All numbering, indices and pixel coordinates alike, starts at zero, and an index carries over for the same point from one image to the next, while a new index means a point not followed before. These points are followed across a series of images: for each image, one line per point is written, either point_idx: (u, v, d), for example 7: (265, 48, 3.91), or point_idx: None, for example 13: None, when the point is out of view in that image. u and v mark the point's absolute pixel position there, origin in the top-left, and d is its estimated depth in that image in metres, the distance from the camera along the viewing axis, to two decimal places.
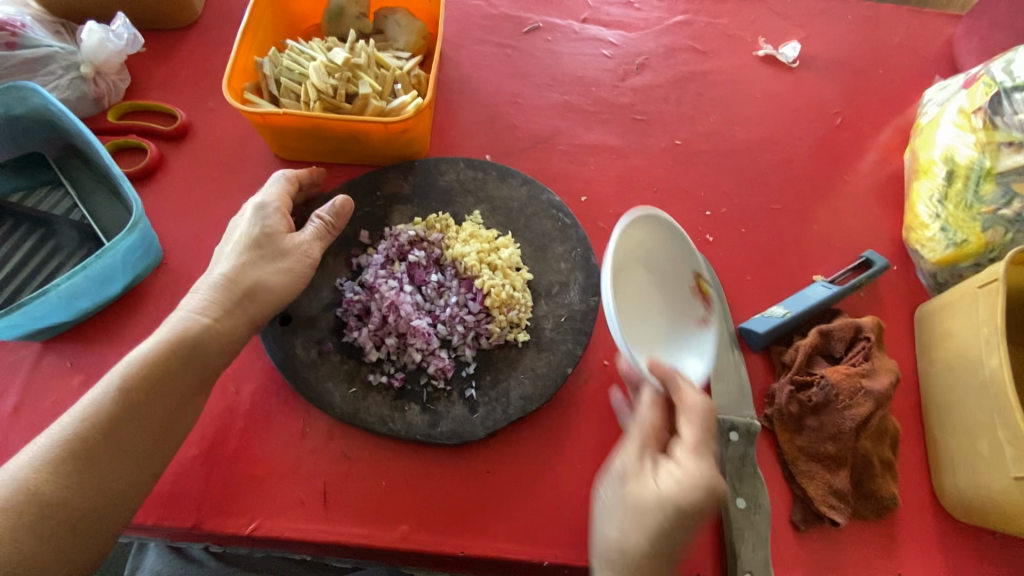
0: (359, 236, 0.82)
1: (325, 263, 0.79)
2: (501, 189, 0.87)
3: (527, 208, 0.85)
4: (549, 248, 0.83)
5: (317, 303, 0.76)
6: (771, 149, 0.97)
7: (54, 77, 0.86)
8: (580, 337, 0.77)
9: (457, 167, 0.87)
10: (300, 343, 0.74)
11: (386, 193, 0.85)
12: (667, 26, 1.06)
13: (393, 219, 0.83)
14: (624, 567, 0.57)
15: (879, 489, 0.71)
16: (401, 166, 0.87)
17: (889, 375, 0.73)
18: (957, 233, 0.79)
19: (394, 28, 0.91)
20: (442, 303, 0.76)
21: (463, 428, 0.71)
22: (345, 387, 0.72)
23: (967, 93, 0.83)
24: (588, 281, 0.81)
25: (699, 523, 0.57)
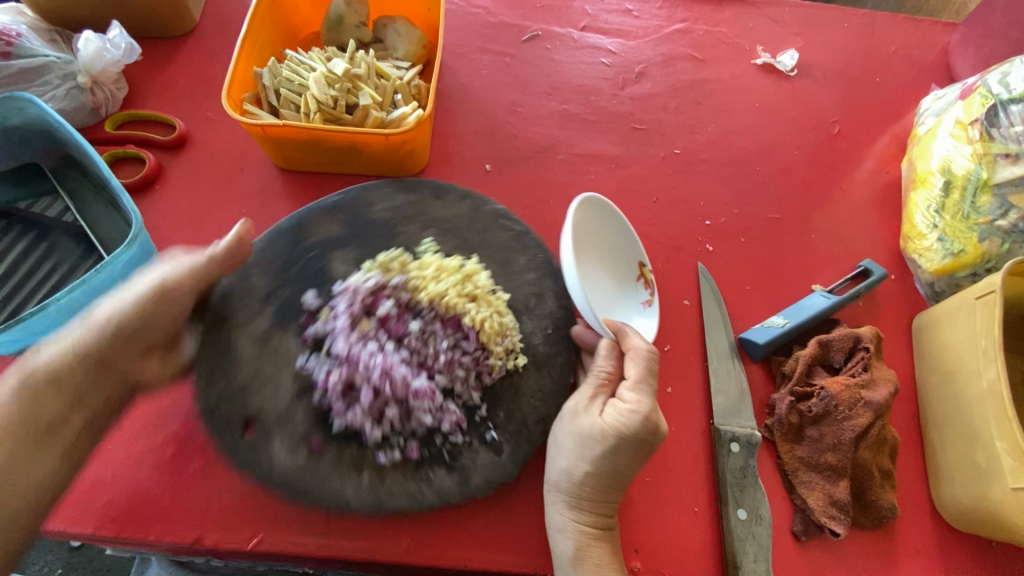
0: (298, 300, 0.70)
1: (270, 346, 0.67)
2: (441, 207, 0.79)
3: (478, 220, 0.79)
4: (512, 260, 0.77)
5: (283, 398, 0.65)
6: (769, 158, 0.98)
7: (50, 87, 0.85)
8: (570, 343, 0.74)
9: (386, 193, 0.78)
10: (281, 448, 0.63)
11: (314, 241, 0.74)
12: (666, 34, 1.07)
13: (334, 271, 0.73)
14: (569, 490, 0.65)
15: (879, 499, 0.71)
16: (320, 207, 0.76)
17: (888, 386, 0.74)
18: (954, 243, 0.80)
19: (394, 37, 0.91)
20: (432, 352, 0.67)
21: (496, 474, 0.66)
22: (354, 479, 0.63)
23: (964, 105, 0.83)
24: (560, 288, 0.76)
25: (640, 453, 0.64)
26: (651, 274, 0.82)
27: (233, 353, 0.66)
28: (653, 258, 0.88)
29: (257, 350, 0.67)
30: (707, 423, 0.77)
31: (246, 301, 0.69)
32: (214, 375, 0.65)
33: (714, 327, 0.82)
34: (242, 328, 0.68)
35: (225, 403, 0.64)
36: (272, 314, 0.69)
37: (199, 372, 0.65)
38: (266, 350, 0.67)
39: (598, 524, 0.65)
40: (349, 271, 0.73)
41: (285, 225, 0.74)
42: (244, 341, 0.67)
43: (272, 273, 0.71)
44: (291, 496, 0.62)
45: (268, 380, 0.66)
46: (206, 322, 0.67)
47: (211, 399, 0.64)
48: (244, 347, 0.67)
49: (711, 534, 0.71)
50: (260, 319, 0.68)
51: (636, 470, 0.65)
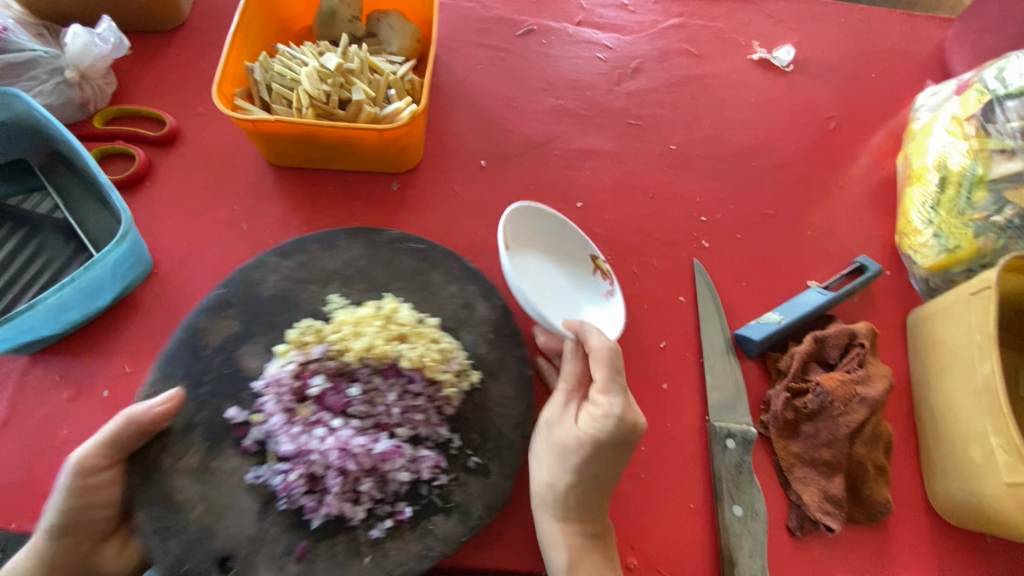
0: (223, 416, 0.65)
1: (212, 474, 0.62)
2: (330, 258, 0.76)
3: (377, 255, 0.77)
4: (428, 281, 0.76)
5: (249, 520, 0.61)
6: (765, 154, 0.97)
7: (37, 82, 0.84)
8: (516, 338, 0.73)
9: (274, 264, 0.74)
10: (268, 568, 0.59)
11: (214, 345, 0.69)
12: (662, 29, 1.06)
13: (248, 366, 0.68)
14: (556, 503, 0.65)
15: (873, 494, 0.71)
16: (208, 309, 0.71)
17: (884, 381, 0.74)
18: (949, 240, 0.80)
19: (387, 32, 0.90)
20: (381, 408, 0.65)
21: (493, 496, 0.65)
22: (356, 565, 0.60)
23: (959, 101, 0.84)
24: (483, 288, 0.76)
25: (621, 453, 0.64)
26: (605, 265, 0.81)
27: (177, 500, 0.61)
28: (649, 254, 0.88)
29: (202, 484, 0.62)
30: (703, 419, 0.77)
31: (167, 439, 0.63)
32: (166, 534, 0.59)
33: (710, 323, 0.81)
34: (174, 467, 0.62)
35: (185, 559, 0.59)
36: (203, 441, 0.63)
37: (151, 548, 0.59)
38: (209, 482, 0.62)
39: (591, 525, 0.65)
40: (264, 356, 0.69)
41: (178, 346, 0.68)
42: (184, 481, 0.61)
43: (187, 399, 0.65)
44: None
45: (224, 509, 0.61)
46: (133, 481, 0.60)
47: (168, 562, 0.58)
48: (185, 489, 0.61)
49: (707, 531, 0.71)
50: (192, 451, 0.63)
51: (620, 468, 0.65)
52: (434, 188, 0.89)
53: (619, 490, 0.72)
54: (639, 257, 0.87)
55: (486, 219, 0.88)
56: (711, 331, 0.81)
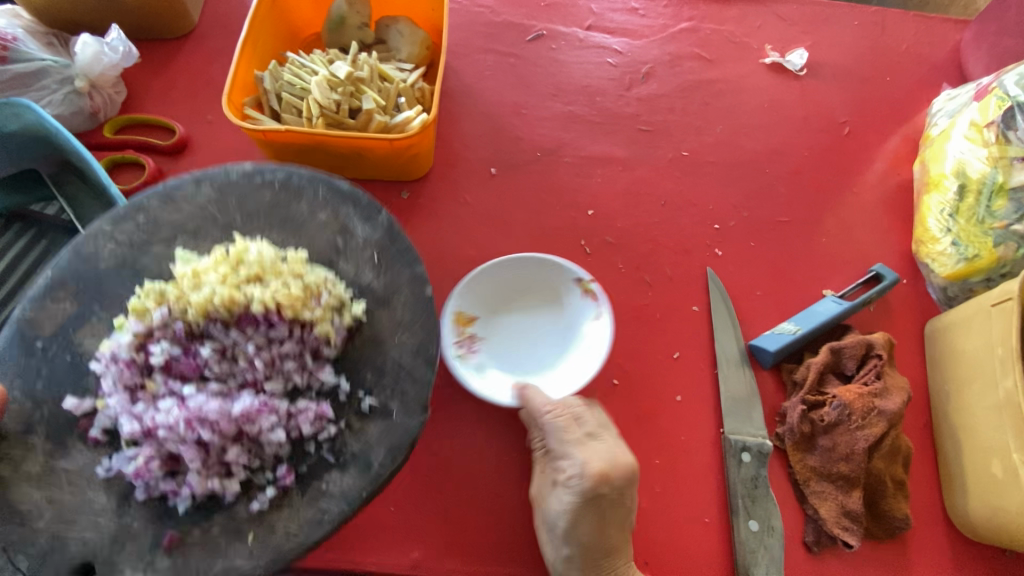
0: (64, 408, 0.56)
1: (56, 476, 0.54)
2: (174, 211, 0.64)
3: (228, 195, 0.64)
4: (292, 213, 0.65)
5: (108, 519, 0.53)
6: (778, 160, 0.96)
7: (47, 92, 0.84)
8: (406, 256, 0.64)
9: (109, 232, 0.62)
10: (132, 569, 0.51)
11: (48, 334, 0.58)
12: (673, 33, 1.05)
13: (88, 348, 0.59)
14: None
15: (892, 509, 0.70)
16: (35, 298, 0.59)
17: (902, 394, 0.73)
18: (969, 248, 0.79)
19: (396, 38, 0.89)
20: (242, 366, 0.57)
21: (396, 439, 0.57)
22: (238, 546, 0.53)
23: (978, 106, 0.82)
24: (361, 207, 0.65)
25: (612, 508, 0.61)
26: (591, 287, 0.75)
27: (20, 511, 0.52)
28: (661, 262, 0.87)
29: (47, 488, 0.53)
30: (719, 432, 0.76)
31: (3, 445, 0.54)
32: (13, 550, 0.51)
33: (725, 334, 0.80)
34: (14, 474, 0.53)
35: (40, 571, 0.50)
36: (45, 442, 0.55)
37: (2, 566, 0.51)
38: (52, 485, 0.53)
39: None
40: (107, 333, 0.59)
41: (3, 344, 0.57)
42: (28, 488, 0.53)
43: (19, 399, 0.56)
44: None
45: (76, 514, 0.53)
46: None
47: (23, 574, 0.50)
48: (29, 497, 0.52)
49: (721, 546, 0.71)
50: (34, 455, 0.54)
51: (623, 521, 0.62)
52: (444, 197, 0.89)
53: None
54: (651, 266, 0.86)
55: (496, 227, 0.88)
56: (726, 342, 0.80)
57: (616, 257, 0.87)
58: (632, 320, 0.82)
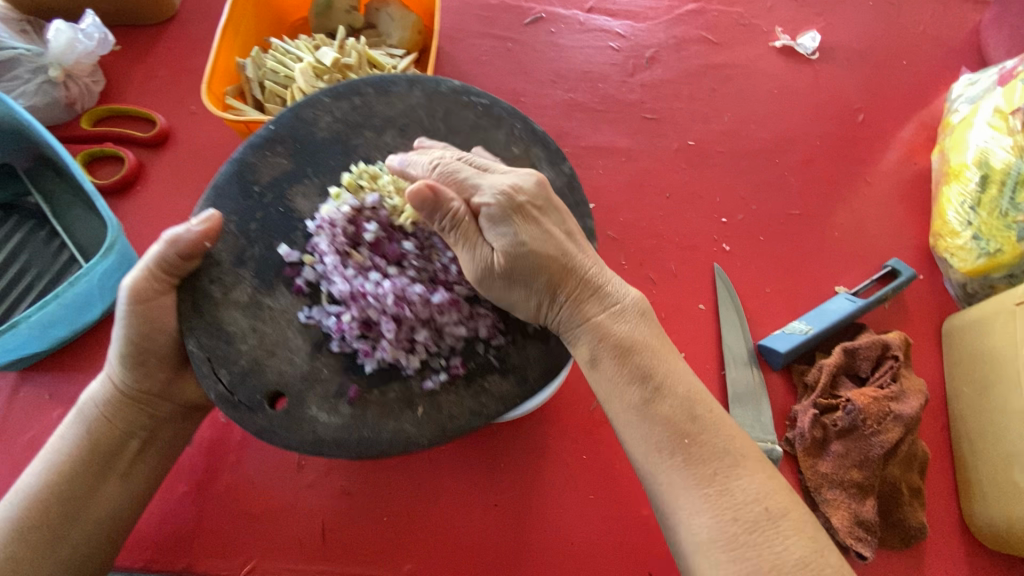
0: (276, 253, 0.57)
1: (263, 310, 0.56)
2: (388, 104, 0.62)
3: (439, 105, 0.63)
4: (489, 138, 0.63)
5: (302, 357, 0.55)
6: (789, 149, 0.91)
7: (19, 83, 0.79)
8: (580, 209, 0.62)
9: (327, 102, 0.61)
10: (320, 408, 0.54)
11: (265, 182, 0.59)
12: (677, 15, 1.00)
13: (300, 208, 0.59)
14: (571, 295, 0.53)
15: (906, 518, 0.67)
16: (255, 143, 0.60)
17: (919, 397, 0.70)
18: (990, 243, 0.74)
19: (387, 23, 0.84)
20: (441, 262, 0.57)
21: (555, 358, 0.57)
22: (409, 415, 0.54)
23: (1004, 92, 0.77)
24: (550, 152, 0.63)
25: (547, 214, 0.53)
26: None
27: (228, 332, 0.54)
28: (665, 258, 0.83)
29: (253, 318, 0.55)
30: None
31: (217, 269, 0.56)
32: (217, 363, 0.53)
33: (732, 332, 0.77)
34: (225, 299, 0.55)
35: (239, 387, 0.53)
36: (253, 279, 0.56)
37: (204, 375, 0.53)
38: (260, 318, 0.55)
39: (668, 353, 0.52)
40: (318, 199, 0.60)
41: (225, 177, 0.58)
42: (235, 314, 0.55)
43: (233, 234, 0.57)
44: (353, 451, 0.53)
45: (275, 346, 0.55)
46: (185, 309, 0.54)
47: (223, 386, 0.53)
48: (237, 322, 0.55)
49: None
50: (243, 284, 0.56)
51: (566, 222, 0.55)
52: None
53: (639, 514, 0.69)
54: (656, 262, 0.82)
55: None
56: (732, 342, 0.76)
57: (619, 253, 0.83)
58: None
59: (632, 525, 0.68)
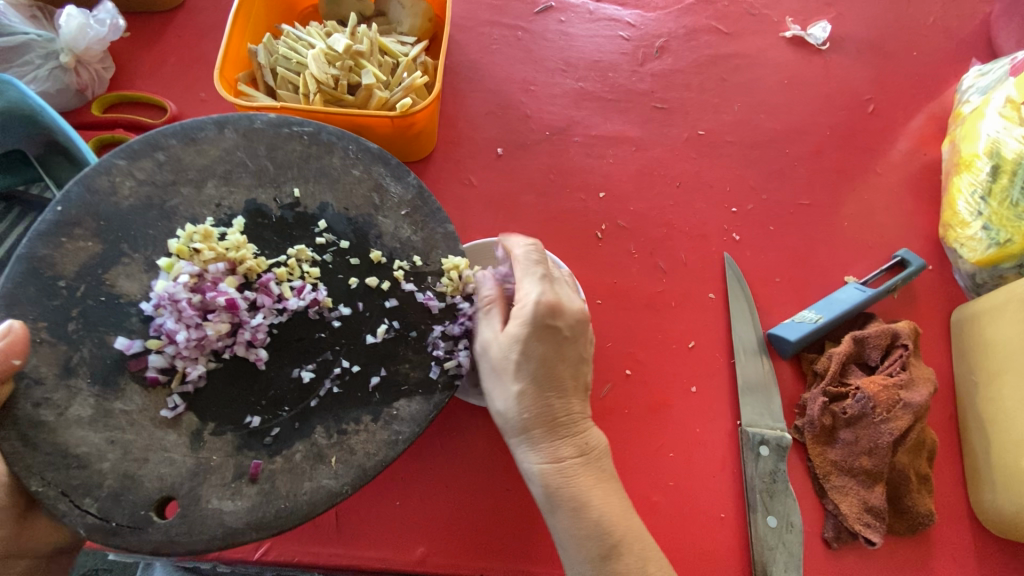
0: (111, 347, 0.54)
1: (114, 417, 0.52)
2: (198, 153, 0.61)
3: (258, 140, 0.62)
4: (326, 166, 0.63)
5: (181, 454, 0.52)
6: (799, 139, 0.91)
7: (31, 68, 0.80)
8: (437, 216, 0.63)
9: (125, 167, 0.58)
10: (220, 498, 0.51)
11: (72, 274, 0.54)
12: (687, 5, 0.99)
13: (127, 290, 0.56)
14: (550, 433, 0.55)
15: (916, 505, 0.68)
16: (44, 233, 0.55)
17: (928, 386, 0.70)
18: (1001, 233, 0.74)
19: (398, 10, 0.84)
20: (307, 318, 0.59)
21: (430, 411, 0.57)
22: (324, 469, 0.53)
23: (1016, 82, 0.77)
24: (391, 167, 0.64)
25: (575, 349, 0.56)
26: None
27: (77, 455, 0.50)
28: (675, 247, 0.83)
29: (106, 429, 0.51)
30: (736, 424, 0.73)
31: (41, 388, 0.51)
32: (76, 495, 0.49)
33: (742, 322, 0.77)
34: (61, 420, 0.50)
35: (114, 511, 0.49)
36: (91, 386, 0.52)
37: (64, 514, 0.48)
38: (112, 428, 0.51)
39: (619, 503, 0.56)
40: (144, 274, 0.57)
41: (15, 279, 0.53)
42: (81, 433, 0.50)
43: (50, 341, 0.52)
44: (272, 528, 0.51)
45: (145, 451, 0.52)
46: (12, 449, 0.48)
47: (94, 517, 0.49)
48: (85, 442, 0.50)
49: (739, 541, 0.69)
50: (80, 398, 0.51)
51: (584, 365, 0.57)
52: (449, 179, 0.85)
53: (648, 499, 0.70)
54: (666, 251, 0.83)
55: (503, 210, 0.84)
56: (743, 332, 0.76)
57: (628, 241, 0.83)
58: (644, 308, 0.79)
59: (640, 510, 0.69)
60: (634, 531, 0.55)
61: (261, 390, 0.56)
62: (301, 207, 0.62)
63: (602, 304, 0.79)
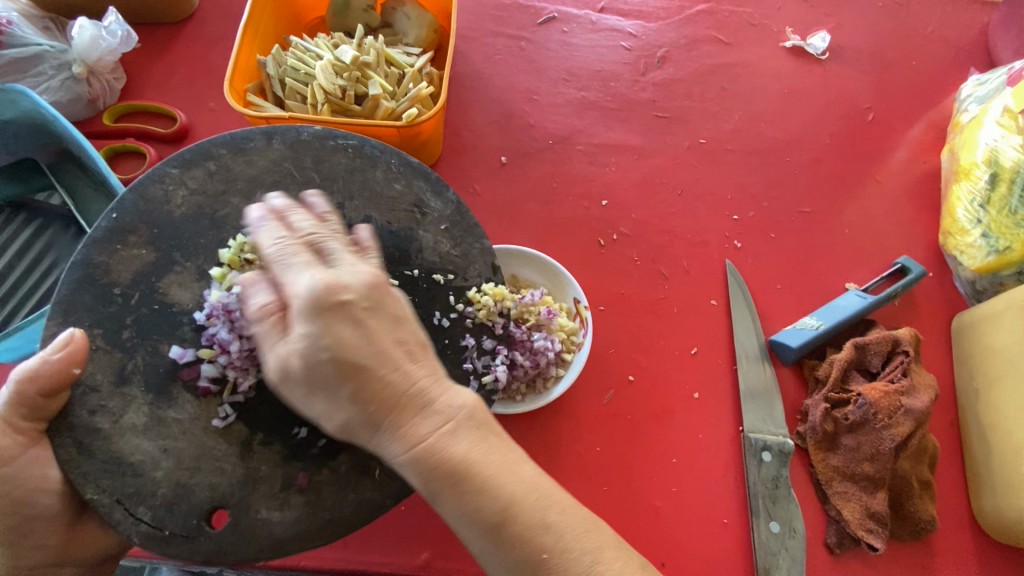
0: (165, 356, 0.54)
1: (168, 425, 0.52)
2: (248, 163, 0.60)
3: (305, 153, 0.61)
4: (369, 180, 0.62)
5: (232, 464, 0.53)
6: (800, 147, 0.93)
7: (44, 78, 0.81)
8: (473, 231, 0.64)
9: (178, 175, 0.58)
10: (269, 508, 0.52)
11: (126, 281, 0.54)
12: (688, 15, 1.01)
13: (179, 300, 0.56)
14: (389, 416, 0.42)
15: (917, 511, 0.68)
16: (99, 240, 0.55)
17: (929, 392, 0.71)
18: (1000, 240, 0.75)
19: (404, 21, 0.85)
20: None
21: None
22: (367, 480, 0.54)
23: (1013, 92, 0.78)
24: (431, 182, 0.64)
25: (372, 314, 0.44)
26: (585, 312, 0.70)
27: (132, 464, 0.50)
28: (677, 255, 0.84)
29: (159, 438, 0.51)
30: (738, 430, 0.74)
31: (96, 396, 0.51)
32: (131, 503, 0.49)
33: (743, 328, 0.78)
34: (116, 427, 0.50)
35: (167, 520, 0.50)
36: (146, 394, 0.52)
37: (118, 522, 0.49)
38: (166, 436, 0.52)
39: (513, 467, 0.43)
40: (196, 284, 0.57)
41: (72, 287, 0.53)
42: (136, 441, 0.50)
43: (105, 349, 0.52)
44: (320, 538, 0.52)
45: (197, 461, 0.52)
46: (68, 456, 0.49)
47: (148, 525, 0.49)
48: (139, 450, 0.50)
49: (741, 546, 0.69)
50: (135, 406, 0.51)
51: (397, 326, 0.46)
52: (454, 187, 0.86)
53: (651, 505, 0.70)
54: (668, 258, 0.84)
55: (507, 217, 0.85)
56: (744, 339, 0.77)
57: (631, 249, 0.84)
58: (647, 314, 0.80)
59: (643, 515, 0.70)
60: (532, 482, 0.43)
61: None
62: (346, 219, 0.61)
63: (605, 310, 0.80)
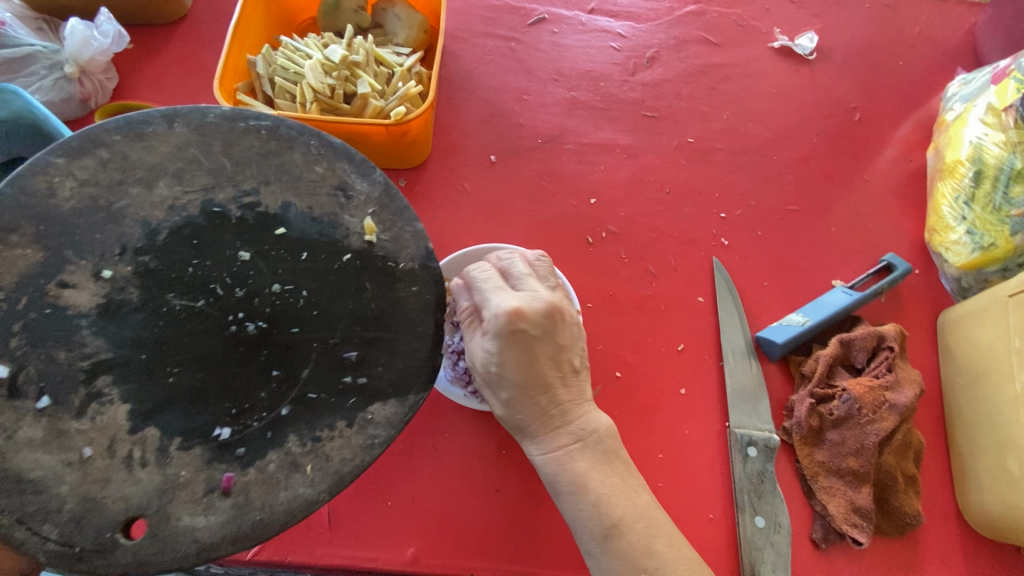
0: (60, 362, 0.48)
1: (68, 436, 0.47)
2: (146, 150, 0.55)
3: (211, 136, 0.56)
4: (285, 163, 0.57)
5: (146, 474, 0.47)
6: (787, 146, 0.93)
7: (36, 78, 0.82)
8: (404, 214, 0.58)
9: (65, 166, 0.53)
10: (191, 514, 0.46)
11: (13, 285, 0.50)
12: (677, 16, 1.01)
13: (73, 301, 0.50)
14: (544, 423, 0.55)
15: (902, 506, 0.69)
16: None
17: (914, 387, 0.71)
18: (985, 237, 0.76)
19: (394, 22, 0.86)
20: None
21: (405, 408, 0.52)
22: (298, 478, 0.48)
23: (995, 90, 0.79)
24: (355, 163, 0.58)
25: (550, 342, 0.54)
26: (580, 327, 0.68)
27: (30, 480, 0.45)
28: (664, 253, 0.84)
29: (59, 450, 0.46)
30: (724, 426, 0.74)
31: None
32: (34, 521, 0.44)
33: (729, 326, 0.78)
34: (9, 442, 0.46)
35: (77, 535, 0.44)
36: (39, 405, 0.47)
37: (21, 542, 0.43)
38: (67, 448, 0.46)
39: (626, 495, 0.55)
40: (94, 283, 0.51)
41: None
42: (34, 455, 0.46)
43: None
44: (249, 541, 0.46)
45: (106, 472, 0.46)
46: None
47: (55, 543, 0.44)
48: (39, 465, 0.46)
49: (726, 542, 0.69)
50: (29, 419, 0.47)
51: (561, 355, 0.56)
52: (444, 186, 0.87)
53: None
54: (655, 256, 0.84)
55: (496, 216, 0.85)
56: (730, 336, 0.77)
57: (618, 247, 0.84)
58: (634, 312, 0.80)
59: None
60: (642, 510, 0.55)
61: (233, 398, 0.51)
62: (262, 206, 0.56)
63: (592, 308, 0.80)
